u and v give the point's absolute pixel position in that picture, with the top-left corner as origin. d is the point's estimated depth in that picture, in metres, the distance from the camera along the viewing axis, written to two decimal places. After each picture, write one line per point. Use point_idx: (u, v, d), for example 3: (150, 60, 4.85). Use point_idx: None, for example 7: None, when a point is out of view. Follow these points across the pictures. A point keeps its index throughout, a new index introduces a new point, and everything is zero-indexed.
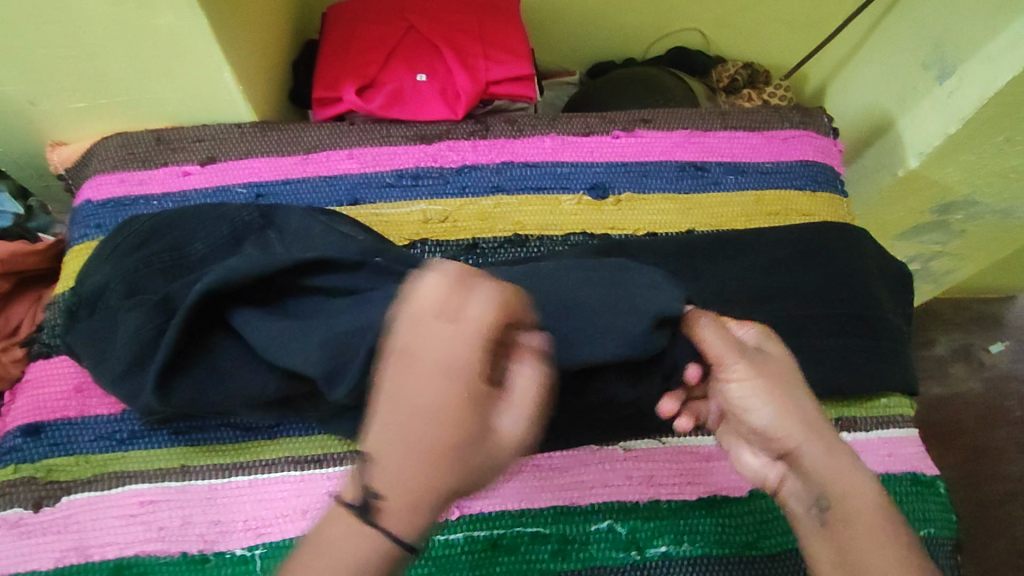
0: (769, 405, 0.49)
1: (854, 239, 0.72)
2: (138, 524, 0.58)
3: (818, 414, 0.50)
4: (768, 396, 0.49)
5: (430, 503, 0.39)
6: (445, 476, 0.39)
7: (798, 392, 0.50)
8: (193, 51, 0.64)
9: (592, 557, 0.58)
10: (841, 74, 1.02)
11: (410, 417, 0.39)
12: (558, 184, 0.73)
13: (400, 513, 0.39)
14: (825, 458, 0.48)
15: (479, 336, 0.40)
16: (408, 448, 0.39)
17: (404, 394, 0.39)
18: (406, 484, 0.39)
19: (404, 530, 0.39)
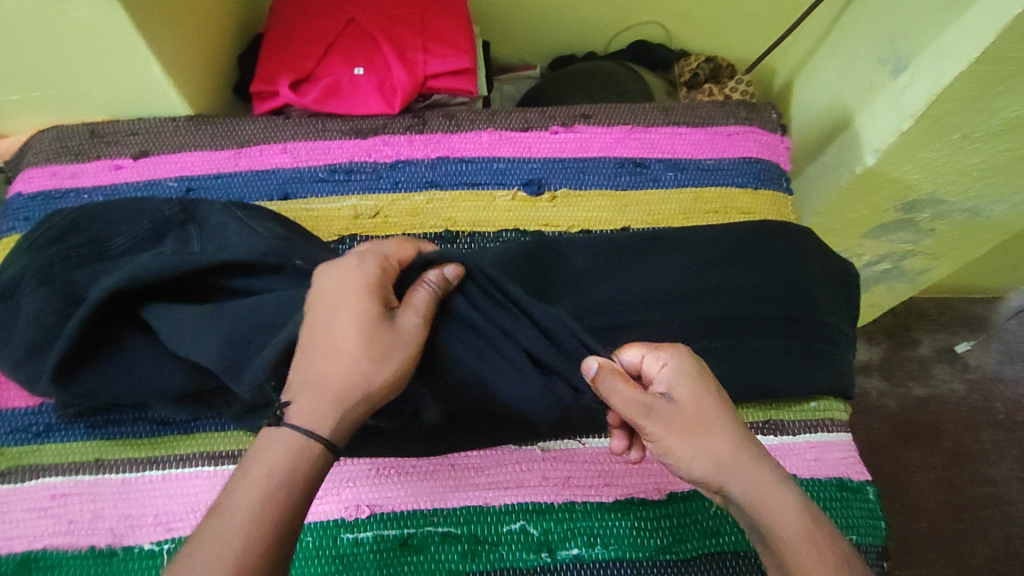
0: (682, 449, 0.47)
1: (794, 238, 0.70)
2: (48, 517, 0.59)
3: (739, 443, 0.47)
4: (681, 439, 0.47)
5: (350, 399, 0.44)
6: (366, 364, 0.45)
7: (714, 424, 0.48)
8: (116, 45, 0.64)
9: (502, 559, 0.58)
10: (806, 69, 0.99)
11: (324, 328, 0.45)
12: (493, 180, 0.72)
13: (309, 410, 0.44)
14: (750, 495, 0.46)
15: (377, 262, 0.48)
16: (329, 354, 0.45)
17: (325, 314, 0.46)
18: (322, 385, 0.44)
19: (318, 424, 0.43)
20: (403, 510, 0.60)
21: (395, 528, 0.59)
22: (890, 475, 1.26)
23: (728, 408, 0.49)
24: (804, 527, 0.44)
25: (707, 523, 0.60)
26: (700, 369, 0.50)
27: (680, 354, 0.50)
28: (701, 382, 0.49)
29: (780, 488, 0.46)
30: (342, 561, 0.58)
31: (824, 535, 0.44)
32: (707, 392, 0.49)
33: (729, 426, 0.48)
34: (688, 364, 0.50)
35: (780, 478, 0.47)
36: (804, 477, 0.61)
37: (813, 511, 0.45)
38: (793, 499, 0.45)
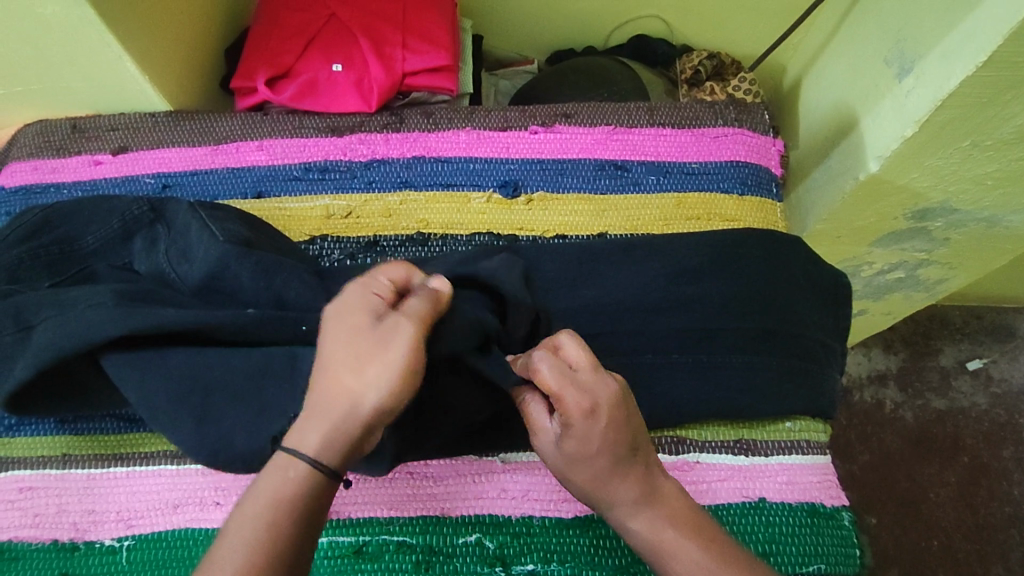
0: (558, 472, 0.49)
1: (780, 248, 0.67)
2: (15, 510, 0.58)
3: (609, 478, 0.46)
4: (555, 469, 0.48)
5: (334, 416, 0.41)
6: (349, 377, 0.42)
7: (587, 463, 0.46)
8: (89, 41, 0.64)
9: (455, 571, 0.55)
10: (815, 66, 0.95)
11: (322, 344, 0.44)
12: (468, 181, 0.70)
13: (297, 430, 0.42)
14: (612, 516, 0.48)
15: (376, 278, 0.47)
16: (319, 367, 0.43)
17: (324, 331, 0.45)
18: (311, 402, 0.42)
19: (303, 442, 0.41)
20: (358, 517, 0.57)
21: (348, 535, 0.56)
22: (902, 491, 1.21)
23: (614, 442, 0.46)
24: (654, 551, 0.46)
25: None
26: (592, 408, 0.45)
27: (573, 392, 0.45)
28: (590, 425, 0.45)
29: (640, 515, 0.46)
30: None
31: (675, 562, 0.45)
32: (590, 436, 0.45)
33: (601, 467, 0.46)
34: (575, 406, 0.45)
35: (643, 505, 0.46)
36: (773, 500, 0.58)
37: (672, 530, 0.46)
38: (648, 527, 0.46)
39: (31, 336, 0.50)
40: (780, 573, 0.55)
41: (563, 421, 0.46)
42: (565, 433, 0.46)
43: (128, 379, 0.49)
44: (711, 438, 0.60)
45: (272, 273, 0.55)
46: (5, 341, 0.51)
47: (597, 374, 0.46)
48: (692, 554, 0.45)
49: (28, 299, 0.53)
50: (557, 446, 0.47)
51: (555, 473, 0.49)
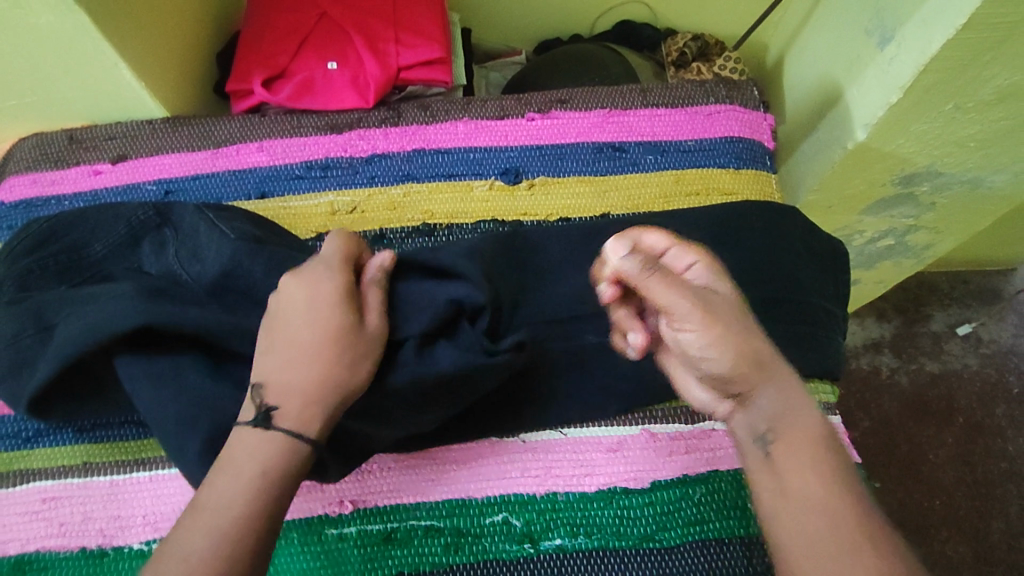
0: (730, 334, 0.44)
1: (777, 219, 0.69)
2: (40, 521, 0.57)
3: (771, 356, 0.46)
4: (730, 319, 0.45)
5: (333, 403, 0.46)
6: (342, 369, 0.47)
7: (750, 325, 0.46)
8: (83, 48, 0.64)
9: (484, 551, 0.55)
10: (796, 43, 0.97)
11: (294, 328, 0.47)
12: (470, 171, 0.71)
13: (296, 414, 0.45)
14: (780, 403, 0.44)
15: (336, 262, 0.50)
16: (304, 357, 0.46)
17: (297, 313, 0.47)
18: (306, 389, 0.46)
19: (304, 426, 0.45)
20: (384, 504, 0.57)
21: (376, 523, 0.56)
22: (903, 454, 1.24)
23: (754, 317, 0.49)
24: (821, 440, 0.44)
25: (691, 512, 0.57)
26: (732, 277, 0.49)
27: (723, 263, 0.50)
28: (732, 287, 0.48)
29: (803, 402, 0.45)
30: (325, 556, 0.55)
31: (840, 455, 0.44)
32: (739, 297, 0.48)
33: (757, 332, 0.47)
34: (726, 271, 0.49)
35: (804, 394, 0.46)
36: None
37: (826, 430, 0.46)
38: (818, 416, 0.45)
39: (53, 338, 0.50)
40: None
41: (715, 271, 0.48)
42: (717, 291, 0.47)
43: (140, 388, 0.50)
44: None
45: (286, 267, 0.56)
46: (25, 344, 0.51)
47: None
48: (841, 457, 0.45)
49: (45, 301, 0.53)
50: (719, 302, 0.46)
51: (721, 335, 0.44)
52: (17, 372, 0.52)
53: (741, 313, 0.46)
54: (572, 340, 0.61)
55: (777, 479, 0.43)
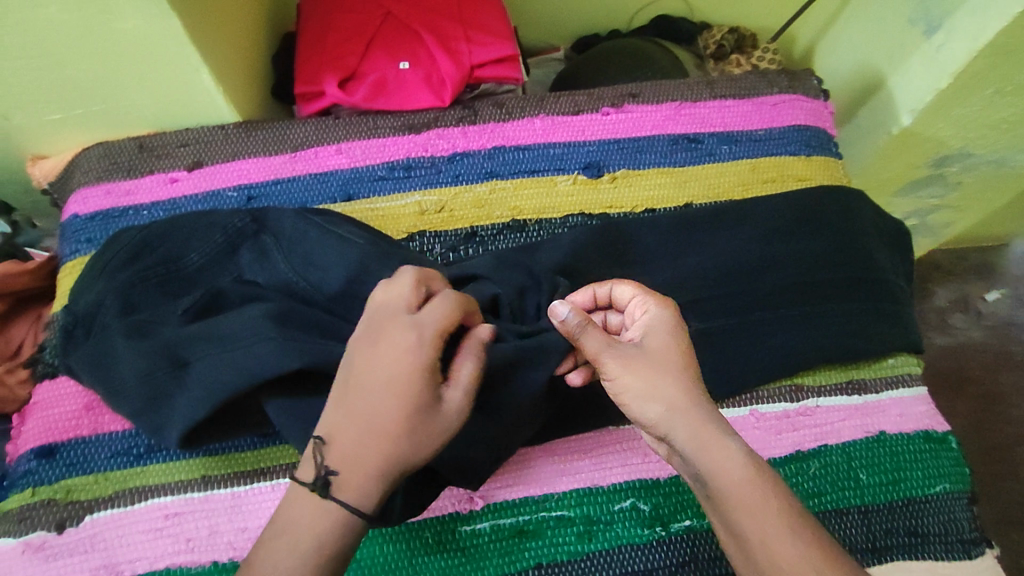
0: (636, 388, 0.48)
1: (851, 202, 0.71)
2: (166, 537, 0.56)
3: (695, 399, 0.48)
4: (645, 369, 0.49)
5: (392, 480, 0.44)
6: (408, 448, 0.44)
7: (665, 372, 0.48)
8: (166, 54, 0.62)
9: (618, 537, 0.57)
10: (829, 34, 1.01)
11: (374, 403, 0.44)
12: (551, 166, 0.72)
13: (356, 486, 0.43)
14: (696, 445, 0.46)
15: (434, 332, 0.45)
16: (376, 431, 0.43)
17: (381, 387, 0.44)
18: (366, 460, 0.43)
19: (360, 501, 0.43)
20: (514, 498, 0.58)
21: (509, 517, 0.57)
22: None
23: (692, 355, 0.51)
24: (747, 477, 0.45)
25: (807, 485, 0.59)
26: (674, 319, 0.52)
27: (661, 304, 0.52)
28: (670, 333, 0.51)
29: (728, 440, 0.47)
30: (462, 552, 0.56)
31: (768, 490, 0.45)
32: (674, 339, 0.51)
33: (685, 373, 0.49)
34: (662, 316, 0.52)
35: (731, 430, 0.47)
36: (892, 432, 0.62)
37: (759, 462, 0.47)
38: (741, 454, 0.46)
39: (190, 372, 0.49)
40: (912, 497, 0.59)
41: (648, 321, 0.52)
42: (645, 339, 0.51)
43: (289, 429, 0.49)
44: (825, 382, 0.64)
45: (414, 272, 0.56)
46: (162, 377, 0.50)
47: None
48: (785, 490, 0.45)
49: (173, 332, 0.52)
50: (638, 352, 0.50)
51: (630, 392, 0.49)
52: (153, 407, 0.50)
53: (667, 358, 0.50)
54: None
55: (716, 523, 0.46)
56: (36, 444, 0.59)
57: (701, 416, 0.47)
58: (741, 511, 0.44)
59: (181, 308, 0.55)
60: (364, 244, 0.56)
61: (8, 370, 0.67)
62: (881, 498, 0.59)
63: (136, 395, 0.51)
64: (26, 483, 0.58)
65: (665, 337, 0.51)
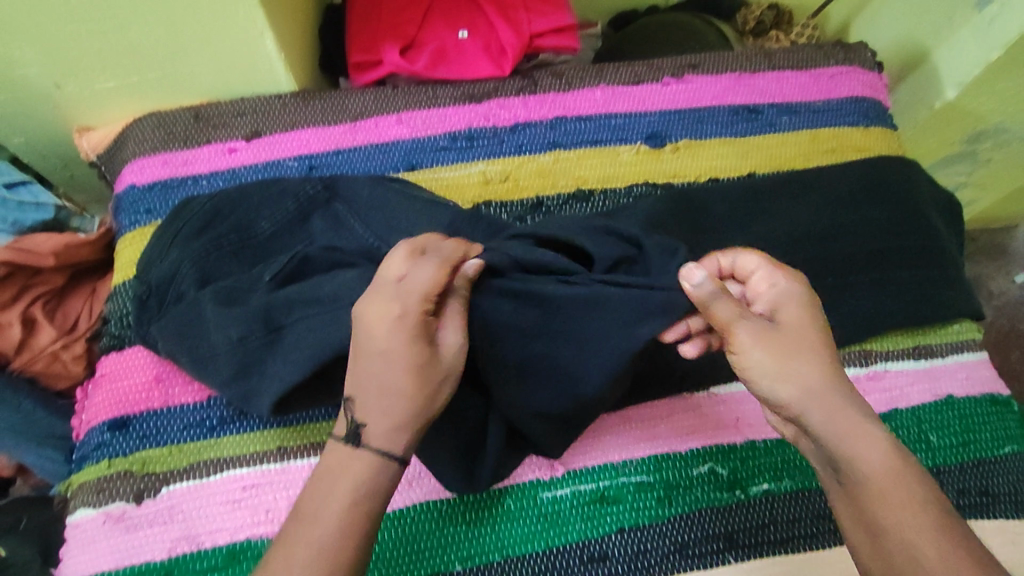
0: (771, 369, 0.45)
1: (911, 172, 0.71)
2: (245, 509, 0.54)
3: (833, 381, 0.45)
4: (778, 351, 0.46)
5: (420, 424, 0.44)
6: (423, 394, 0.44)
7: (802, 354, 0.46)
8: (233, 19, 0.61)
9: (698, 500, 0.57)
10: (867, 10, 1.01)
11: (383, 360, 0.43)
12: (614, 136, 0.71)
13: (388, 435, 0.43)
14: (834, 431, 0.44)
15: (428, 287, 0.44)
16: (391, 383, 0.43)
17: (385, 346, 0.43)
18: (389, 416, 0.43)
19: (395, 447, 0.43)
20: (594, 465, 0.58)
21: (589, 483, 0.57)
22: None
23: (825, 333, 0.48)
24: (894, 467, 0.43)
25: None
26: (807, 296, 0.48)
27: (792, 278, 0.49)
28: (804, 311, 0.48)
29: (871, 426, 0.44)
30: (545, 518, 0.56)
31: (915, 478, 0.43)
32: (808, 317, 0.47)
33: (823, 354, 0.46)
34: (794, 292, 0.48)
35: (874, 418, 0.45)
36: (960, 396, 0.63)
37: (903, 451, 0.44)
38: (885, 442, 0.44)
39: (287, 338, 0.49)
40: (983, 457, 0.61)
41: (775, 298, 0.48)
42: (777, 316, 0.47)
43: None
44: (891, 347, 0.65)
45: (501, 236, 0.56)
46: (254, 345, 0.50)
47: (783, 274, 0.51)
48: (930, 479, 0.43)
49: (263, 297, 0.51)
50: (773, 330, 0.46)
51: (766, 372, 0.45)
52: (245, 378, 0.50)
53: (802, 338, 0.46)
54: None
55: (845, 512, 0.44)
56: (108, 415, 0.57)
57: (839, 401, 0.45)
58: (891, 497, 0.42)
59: (269, 274, 0.54)
60: (452, 210, 0.57)
61: (68, 344, 0.66)
62: (953, 460, 0.60)
63: (226, 368, 0.50)
64: (100, 455, 0.56)
65: (798, 316, 0.47)
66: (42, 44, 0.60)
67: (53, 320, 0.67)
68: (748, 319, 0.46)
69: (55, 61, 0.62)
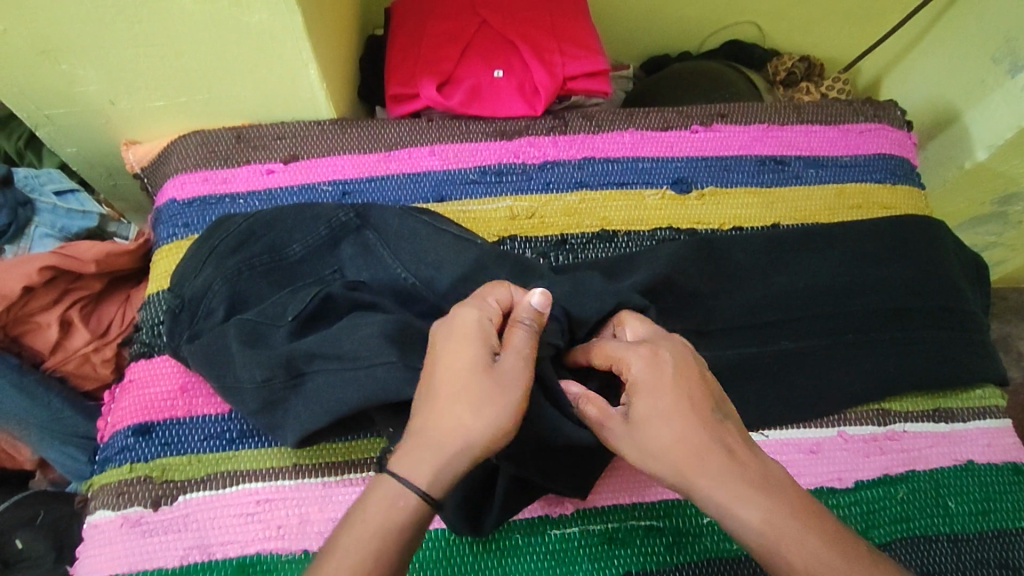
0: (638, 454, 0.44)
1: (940, 229, 0.71)
2: (257, 523, 0.54)
3: (702, 452, 0.42)
4: (638, 445, 0.44)
5: (455, 450, 0.41)
6: (458, 415, 0.41)
7: (659, 439, 0.43)
8: (282, 50, 0.64)
9: (707, 550, 0.56)
10: (899, 67, 1.02)
11: (434, 379, 0.43)
12: (640, 180, 0.72)
13: (411, 459, 0.41)
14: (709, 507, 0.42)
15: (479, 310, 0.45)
16: (433, 400, 0.42)
17: (433, 364, 0.44)
18: (426, 435, 0.42)
19: (416, 474, 0.41)
20: (604, 505, 0.58)
21: (598, 524, 0.57)
22: None
23: (688, 399, 0.44)
24: (769, 542, 0.40)
25: (897, 509, 0.59)
26: (655, 359, 0.46)
27: (635, 354, 0.46)
28: (660, 384, 0.44)
29: (747, 499, 0.41)
30: (551, 555, 0.56)
31: (796, 551, 0.40)
32: (662, 389, 0.44)
33: (680, 431, 0.43)
34: (641, 365, 0.45)
35: (749, 483, 0.41)
36: (980, 462, 0.62)
37: (783, 511, 0.40)
38: (755, 509, 0.40)
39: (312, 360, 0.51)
40: (1004, 528, 0.59)
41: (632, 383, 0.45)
42: (632, 399, 0.45)
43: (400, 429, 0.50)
44: (911, 408, 0.64)
45: (524, 272, 0.57)
46: (276, 364, 0.51)
47: (656, 343, 0.47)
48: (814, 541, 0.40)
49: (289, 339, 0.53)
50: (627, 420, 0.45)
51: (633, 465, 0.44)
52: (268, 396, 0.52)
53: (659, 416, 0.43)
54: (768, 344, 0.61)
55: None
56: (134, 420, 0.58)
57: (707, 473, 0.41)
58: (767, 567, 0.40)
59: (293, 311, 0.55)
60: (480, 244, 0.58)
61: (97, 349, 0.69)
62: (972, 528, 0.59)
63: (252, 391, 0.52)
64: (122, 458, 0.57)
65: (655, 393, 0.44)
66: (101, 64, 0.64)
67: (88, 323, 0.69)
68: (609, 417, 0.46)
69: (112, 79, 0.66)
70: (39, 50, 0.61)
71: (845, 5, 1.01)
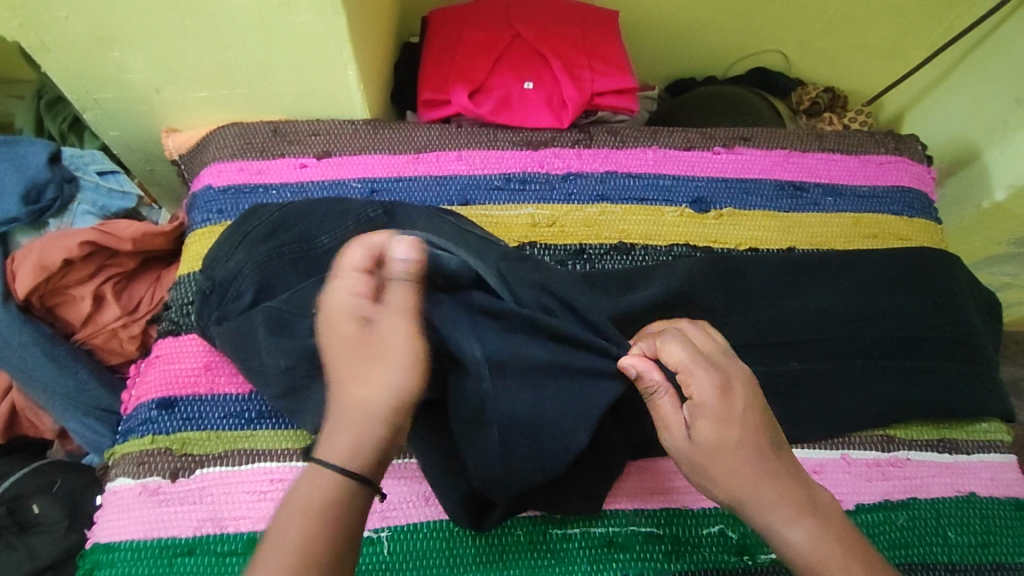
0: (697, 468, 0.47)
1: (954, 263, 0.71)
2: (269, 501, 0.56)
3: (759, 478, 0.46)
4: (692, 463, 0.48)
5: (368, 427, 0.41)
6: (416, 397, 0.42)
7: (724, 463, 0.46)
8: (323, 51, 0.67)
9: (705, 560, 0.57)
10: (921, 104, 1.04)
11: (343, 347, 0.42)
12: (660, 196, 0.74)
13: (339, 443, 0.41)
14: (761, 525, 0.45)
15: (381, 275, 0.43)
16: (342, 370, 0.42)
17: (339, 329, 0.42)
18: (341, 412, 0.41)
19: (340, 456, 0.40)
20: (606, 509, 0.59)
21: (599, 526, 0.58)
22: None
23: (749, 427, 0.47)
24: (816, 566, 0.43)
25: (896, 535, 0.60)
26: (726, 385, 0.48)
27: (705, 374, 0.48)
28: (727, 408, 0.47)
29: (795, 521, 0.44)
30: (552, 553, 0.57)
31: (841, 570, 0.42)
32: (730, 415, 0.47)
33: (746, 458, 0.46)
34: (710, 387, 0.47)
35: (799, 514, 0.45)
36: (982, 495, 0.63)
37: (833, 545, 0.43)
38: (804, 537, 0.44)
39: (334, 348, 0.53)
40: (1002, 562, 0.60)
41: (695, 401, 0.48)
42: (695, 418, 0.47)
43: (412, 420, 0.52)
44: (916, 437, 0.65)
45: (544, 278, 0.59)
46: (298, 348, 0.53)
47: (722, 367, 0.49)
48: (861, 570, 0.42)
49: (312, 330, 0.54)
50: (691, 439, 0.47)
51: (694, 479, 0.48)
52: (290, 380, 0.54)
53: (722, 438, 0.46)
54: (777, 364, 0.62)
55: None
56: (158, 394, 0.60)
57: (762, 499, 0.45)
58: None
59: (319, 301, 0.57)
60: (502, 247, 0.60)
61: (125, 325, 0.71)
62: (970, 559, 0.60)
63: (278, 379, 0.55)
64: (144, 430, 0.59)
65: (721, 414, 0.47)
66: (150, 54, 0.67)
67: (119, 298, 0.72)
68: (674, 428, 0.48)
69: (160, 69, 0.69)
70: (94, 37, 0.64)
71: (872, 40, 1.03)
